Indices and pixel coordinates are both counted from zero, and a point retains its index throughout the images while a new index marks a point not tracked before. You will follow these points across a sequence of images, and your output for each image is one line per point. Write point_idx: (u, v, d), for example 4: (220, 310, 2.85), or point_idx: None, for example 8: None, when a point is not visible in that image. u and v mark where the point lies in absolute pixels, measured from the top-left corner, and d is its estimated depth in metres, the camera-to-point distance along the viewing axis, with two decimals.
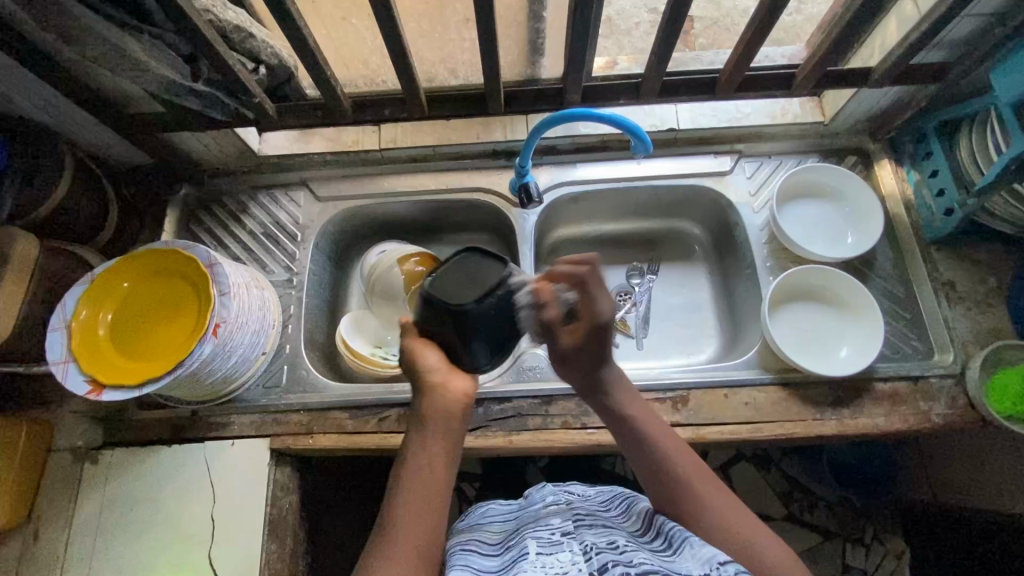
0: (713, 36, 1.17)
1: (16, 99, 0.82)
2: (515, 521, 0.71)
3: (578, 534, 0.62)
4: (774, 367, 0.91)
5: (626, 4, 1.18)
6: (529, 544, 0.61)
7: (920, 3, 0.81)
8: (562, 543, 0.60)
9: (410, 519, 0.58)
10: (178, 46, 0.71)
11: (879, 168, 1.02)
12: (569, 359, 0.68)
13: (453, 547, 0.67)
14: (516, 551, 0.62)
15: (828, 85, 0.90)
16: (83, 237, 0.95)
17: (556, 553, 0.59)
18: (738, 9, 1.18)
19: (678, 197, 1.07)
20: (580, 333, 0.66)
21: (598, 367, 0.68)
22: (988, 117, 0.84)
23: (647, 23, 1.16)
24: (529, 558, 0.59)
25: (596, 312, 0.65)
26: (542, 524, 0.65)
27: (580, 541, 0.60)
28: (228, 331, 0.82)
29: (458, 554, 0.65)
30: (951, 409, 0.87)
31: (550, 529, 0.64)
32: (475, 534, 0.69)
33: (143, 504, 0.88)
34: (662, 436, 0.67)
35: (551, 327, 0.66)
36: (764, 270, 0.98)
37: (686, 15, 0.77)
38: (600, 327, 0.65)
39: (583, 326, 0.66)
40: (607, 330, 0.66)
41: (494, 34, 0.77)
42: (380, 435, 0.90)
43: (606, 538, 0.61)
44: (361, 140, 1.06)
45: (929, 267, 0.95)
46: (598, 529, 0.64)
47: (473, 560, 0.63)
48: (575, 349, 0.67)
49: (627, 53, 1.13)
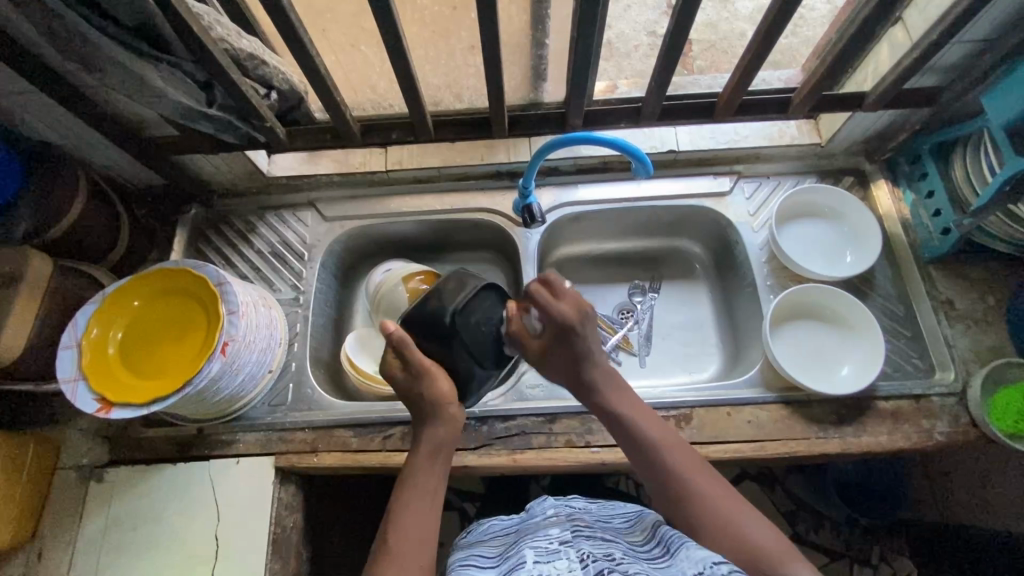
0: (711, 58, 1.20)
1: (35, 124, 0.84)
2: (514, 533, 0.71)
3: (576, 543, 0.63)
4: (777, 385, 0.92)
5: (626, 28, 1.22)
6: (527, 553, 0.62)
7: (910, 31, 0.83)
8: (559, 551, 0.62)
9: (404, 547, 0.63)
10: (194, 73, 0.73)
11: (875, 189, 1.04)
12: (547, 365, 0.74)
13: (455, 564, 0.68)
14: (514, 559, 0.63)
15: (826, 109, 0.92)
16: (93, 256, 0.96)
17: (553, 561, 0.60)
18: (735, 32, 1.21)
19: (679, 216, 1.09)
20: (546, 340, 0.73)
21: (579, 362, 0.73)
22: (981, 139, 0.85)
23: (646, 46, 1.19)
24: (526, 567, 0.60)
25: (555, 321, 0.71)
26: (541, 534, 0.66)
27: (577, 550, 0.62)
28: (236, 350, 0.83)
29: (459, 571, 0.66)
30: (954, 427, 0.88)
31: (549, 539, 0.65)
32: (475, 549, 0.71)
33: (146, 522, 0.88)
34: (654, 432, 0.71)
35: (521, 338, 0.73)
36: (765, 288, 1.00)
37: (684, 42, 0.79)
38: (565, 331, 0.71)
39: (549, 332, 0.72)
40: (571, 332, 0.71)
41: (498, 61, 0.79)
42: (384, 453, 0.90)
43: (604, 548, 0.62)
44: (367, 162, 1.10)
45: (927, 285, 0.96)
46: (598, 540, 0.65)
47: (473, 572, 0.65)
48: (549, 354, 0.73)
49: (627, 76, 1.18)
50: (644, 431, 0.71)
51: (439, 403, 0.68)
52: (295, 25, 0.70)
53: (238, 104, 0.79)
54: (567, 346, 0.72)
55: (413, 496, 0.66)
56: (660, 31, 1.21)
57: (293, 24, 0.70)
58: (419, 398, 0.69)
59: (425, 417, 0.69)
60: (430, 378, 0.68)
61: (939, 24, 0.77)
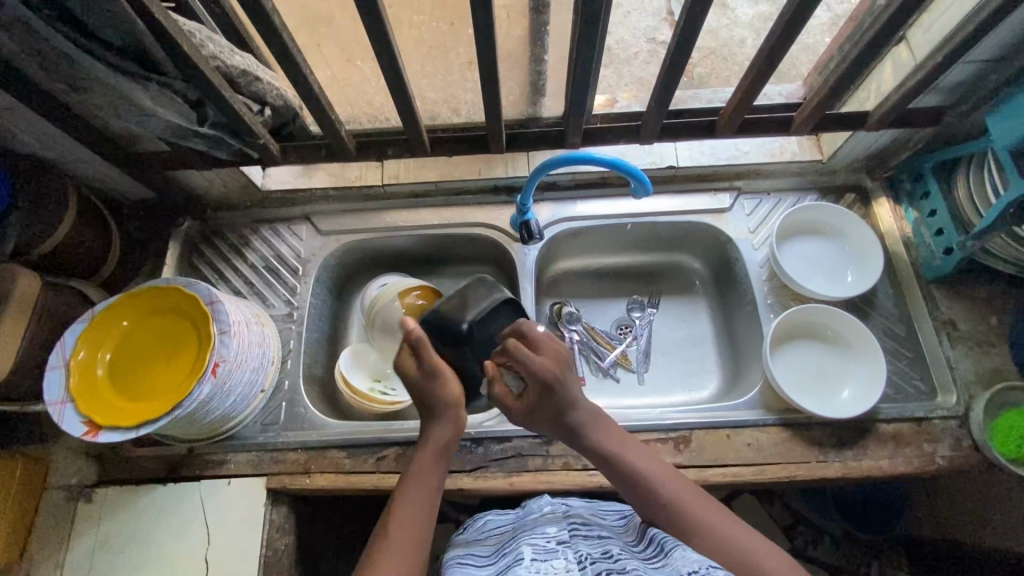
0: (710, 66, 1.19)
1: (25, 138, 0.82)
2: (509, 529, 0.72)
3: (573, 544, 0.65)
4: (776, 407, 0.91)
5: (626, 34, 1.22)
6: (525, 550, 0.64)
7: (915, 51, 0.82)
8: (557, 551, 0.63)
9: (399, 543, 0.62)
10: (185, 92, 0.70)
11: (877, 206, 1.03)
12: (540, 419, 0.72)
13: (450, 561, 0.69)
14: (512, 556, 0.64)
15: (829, 128, 0.90)
16: (84, 272, 0.95)
17: (550, 560, 0.62)
18: (735, 40, 1.20)
19: (679, 232, 1.07)
20: (529, 400, 0.71)
21: (567, 409, 0.71)
22: (985, 159, 0.84)
23: (646, 53, 1.19)
24: (523, 563, 0.61)
25: (535, 380, 0.68)
26: (537, 532, 0.68)
27: (574, 550, 0.63)
28: (227, 370, 0.82)
29: (455, 568, 0.67)
30: (956, 451, 0.86)
31: (546, 537, 0.66)
32: (473, 545, 0.72)
33: (135, 544, 0.87)
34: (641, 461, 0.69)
35: (505, 401, 0.71)
36: (765, 307, 0.99)
37: (686, 62, 0.78)
38: (548, 387, 0.69)
39: (531, 391, 0.70)
40: (552, 389, 0.69)
41: (495, 82, 0.77)
42: (378, 475, 0.89)
43: (601, 548, 0.64)
44: (363, 176, 1.08)
45: (929, 305, 0.95)
46: (593, 539, 0.67)
47: (470, 570, 0.66)
48: (537, 408, 0.71)
49: (627, 84, 1.16)
50: (633, 463, 0.69)
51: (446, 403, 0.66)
52: (289, 45, 0.68)
53: (232, 122, 0.76)
54: (554, 398, 0.70)
55: (418, 494, 0.66)
56: (659, 38, 1.21)
57: (287, 45, 0.68)
58: (429, 397, 0.67)
59: (433, 414, 0.68)
60: (444, 379, 0.65)
61: (944, 46, 0.76)
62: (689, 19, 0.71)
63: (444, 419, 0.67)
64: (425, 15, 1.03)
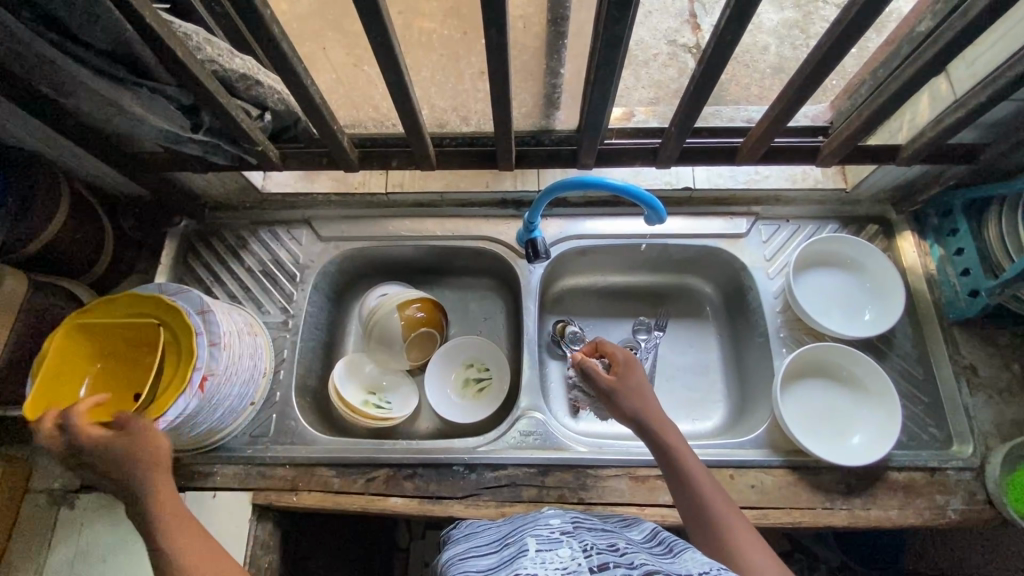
0: (732, 72, 1.14)
1: (17, 133, 0.79)
2: (507, 522, 0.65)
3: (578, 534, 0.57)
4: (783, 448, 0.87)
5: (646, 35, 1.18)
6: (528, 542, 0.56)
7: (955, 85, 0.78)
8: (562, 540, 0.56)
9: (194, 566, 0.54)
10: (178, 97, 0.67)
11: (901, 239, 0.98)
12: (621, 399, 0.72)
13: (449, 559, 0.61)
14: (513, 548, 0.56)
15: (856, 160, 0.86)
16: (75, 271, 0.92)
17: (556, 549, 0.54)
18: (759, 46, 1.15)
19: (691, 256, 1.04)
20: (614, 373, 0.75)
21: (643, 394, 0.72)
22: (1020, 200, 0.79)
23: (665, 56, 1.14)
24: (527, 555, 0.54)
25: (620, 355, 0.76)
26: (540, 525, 0.60)
27: (580, 539, 0.55)
28: (214, 385, 0.78)
29: (455, 563, 0.59)
30: (969, 505, 0.83)
31: (550, 529, 0.59)
32: (467, 544, 0.63)
33: (116, 554, 0.84)
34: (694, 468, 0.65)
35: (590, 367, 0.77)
36: (777, 340, 0.95)
37: (711, 88, 0.73)
38: (630, 361, 0.76)
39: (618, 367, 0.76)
40: (635, 367, 0.75)
41: (507, 99, 0.73)
42: (365, 497, 0.86)
43: (606, 540, 0.57)
44: (366, 181, 1.03)
45: (951, 349, 0.91)
46: (598, 531, 0.59)
47: (470, 563, 0.58)
48: (620, 383, 0.73)
49: (644, 86, 1.11)
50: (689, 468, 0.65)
51: (161, 450, 0.61)
52: (290, 57, 0.64)
53: (228, 128, 0.72)
54: (637, 374, 0.74)
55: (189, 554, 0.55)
56: (680, 40, 1.16)
57: (287, 55, 0.64)
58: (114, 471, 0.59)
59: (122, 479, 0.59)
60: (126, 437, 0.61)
61: (988, 86, 0.71)
62: (719, 45, 0.66)
63: (164, 468, 0.61)
64: (437, 22, 0.99)
